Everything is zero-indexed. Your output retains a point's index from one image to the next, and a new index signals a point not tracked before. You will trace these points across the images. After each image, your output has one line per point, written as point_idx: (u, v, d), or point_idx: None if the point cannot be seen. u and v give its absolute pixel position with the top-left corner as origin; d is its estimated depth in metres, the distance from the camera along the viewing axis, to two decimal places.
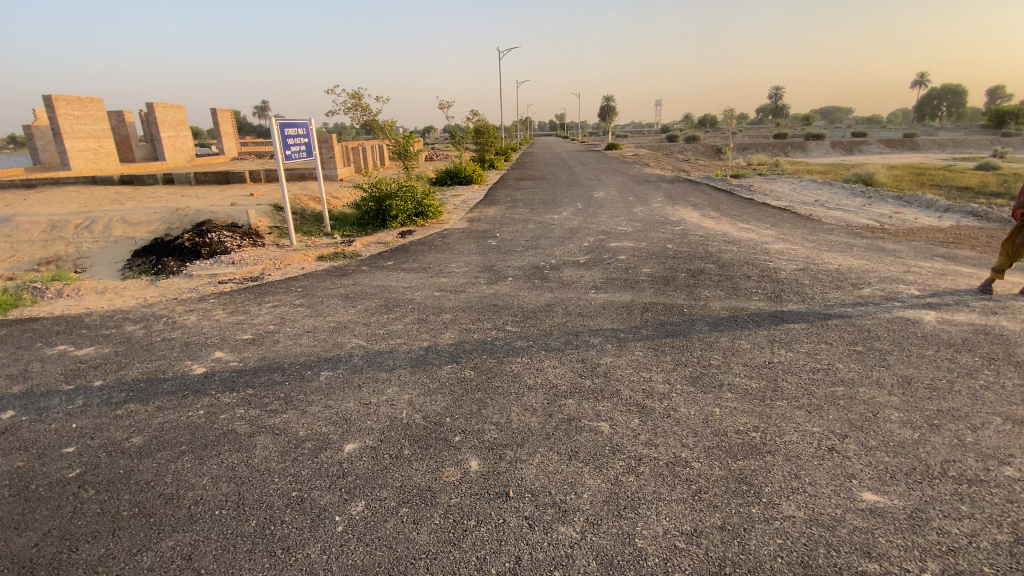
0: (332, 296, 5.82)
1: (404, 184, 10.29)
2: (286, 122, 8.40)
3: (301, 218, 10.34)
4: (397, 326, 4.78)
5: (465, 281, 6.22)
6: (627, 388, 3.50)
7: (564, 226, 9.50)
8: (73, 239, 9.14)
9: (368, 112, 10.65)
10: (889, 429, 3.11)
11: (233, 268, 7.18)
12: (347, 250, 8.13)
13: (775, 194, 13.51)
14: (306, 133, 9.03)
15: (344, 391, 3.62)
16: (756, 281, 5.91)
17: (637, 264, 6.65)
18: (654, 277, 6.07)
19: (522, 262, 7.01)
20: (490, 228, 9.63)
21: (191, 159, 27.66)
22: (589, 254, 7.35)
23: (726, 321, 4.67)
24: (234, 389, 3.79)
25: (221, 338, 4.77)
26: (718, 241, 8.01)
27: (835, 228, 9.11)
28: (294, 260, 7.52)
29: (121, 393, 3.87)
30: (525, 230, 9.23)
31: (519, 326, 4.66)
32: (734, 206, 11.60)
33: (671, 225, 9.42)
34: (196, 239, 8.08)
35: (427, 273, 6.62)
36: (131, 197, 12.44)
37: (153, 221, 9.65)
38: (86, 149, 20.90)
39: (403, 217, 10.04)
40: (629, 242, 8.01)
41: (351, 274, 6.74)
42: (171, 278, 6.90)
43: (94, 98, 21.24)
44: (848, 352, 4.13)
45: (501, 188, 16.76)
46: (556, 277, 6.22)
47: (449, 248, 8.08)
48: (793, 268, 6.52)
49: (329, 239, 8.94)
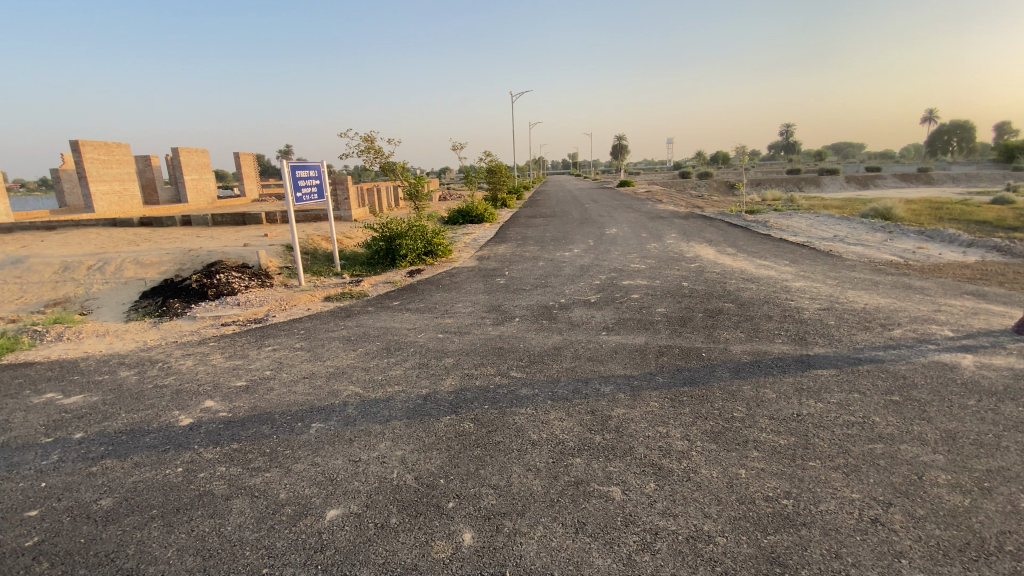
0: (333, 339, 5.63)
1: (414, 223, 10.26)
2: (297, 165, 8.47)
3: (311, 258, 10.33)
4: (397, 372, 4.54)
5: (470, 322, 6.00)
6: (641, 445, 3.19)
7: (575, 264, 9.30)
8: (85, 281, 9.22)
9: (380, 153, 10.76)
10: (938, 495, 2.73)
11: (238, 309, 7.08)
12: (353, 290, 8.01)
13: (792, 229, 13.19)
14: (317, 175, 9.08)
15: (332, 447, 3.36)
16: (778, 322, 5.59)
17: (650, 304, 6.38)
18: (668, 318, 5.77)
19: (531, 301, 6.79)
20: (499, 266, 9.47)
21: (212, 201, 28.53)
22: (600, 292, 7.11)
23: (748, 367, 4.35)
24: (218, 443, 3.56)
25: (214, 386, 4.59)
26: (734, 278, 7.72)
27: (857, 264, 8.76)
28: (300, 301, 7.41)
29: (101, 446, 3.67)
30: (534, 268, 9.04)
31: (525, 371, 4.40)
32: (750, 242, 11.33)
33: (685, 262, 9.17)
34: (203, 281, 8.06)
35: (433, 314, 6.43)
36: (148, 239, 12.66)
37: (165, 262, 9.72)
38: (111, 192, 21.69)
39: (412, 256, 9.96)
40: (641, 280, 7.77)
41: (355, 315, 6.57)
42: (174, 320, 6.82)
43: (121, 144, 22.24)
44: (884, 402, 3.76)
45: (512, 226, 16.78)
46: (565, 317, 5.98)
47: (457, 287, 7.90)
48: (816, 307, 6.18)
49: (337, 279, 8.85)
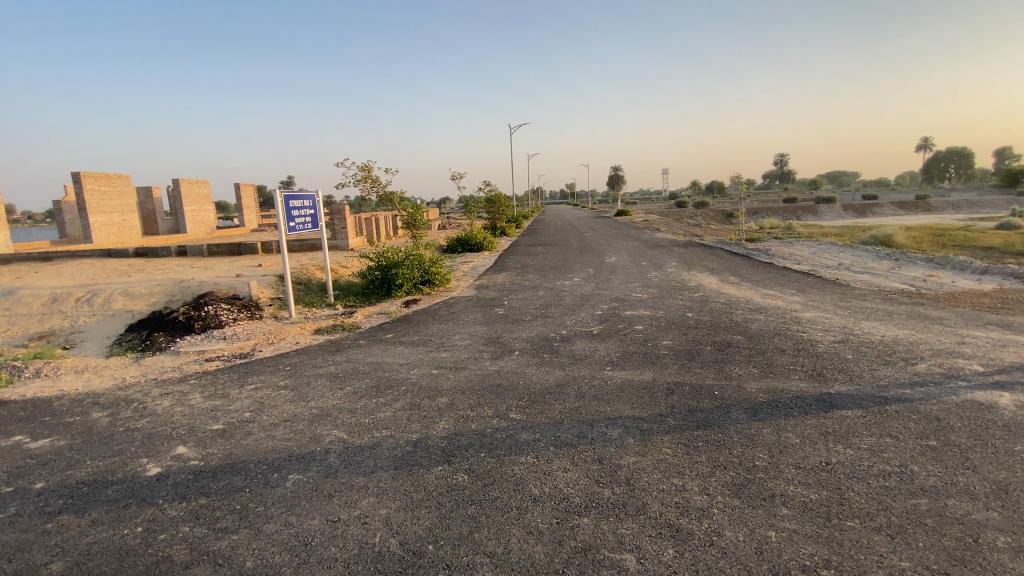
0: (321, 376, 5.30)
1: (411, 253, 10.05)
2: (291, 194, 8.28)
3: (305, 289, 10.06)
4: (386, 414, 4.20)
5: (467, 356, 5.67)
6: (655, 501, 2.84)
7: (576, 293, 9.03)
8: (71, 313, 8.93)
9: (377, 183, 10.63)
10: (1001, 564, 2.37)
11: (224, 343, 6.76)
12: (346, 322, 7.71)
13: (797, 257, 12.99)
14: (312, 205, 8.89)
15: (310, 504, 3.00)
16: (793, 356, 5.28)
17: (656, 335, 6.07)
18: (676, 351, 5.46)
19: (531, 333, 6.48)
20: (498, 296, 9.19)
21: (211, 231, 28.50)
22: (603, 323, 6.81)
23: (766, 408, 4.01)
24: (185, 498, 3.20)
25: (189, 429, 4.23)
26: (742, 308, 7.44)
27: (867, 293, 8.50)
28: (290, 334, 7.10)
29: (59, 499, 3.31)
30: (534, 298, 8.76)
31: (525, 411, 4.06)
32: (755, 270, 11.10)
33: (690, 291, 8.91)
34: (191, 313, 7.77)
35: (427, 347, 6.10)
36: (141, 270, 12.43)
37: (155, 293, 9.45)
38: (110, 223, 21.65)
39: (409, 286, 9.69)
40: (646, 310, 7.48)
41: (346, 349, 6.26)
42: (157, 355, 6.50)
43: (122, 175, 22.31)
44: (920, 449, 3.43)
45: (511, 254, 16.60)
46: (567, 350, 5.66)
47: (454, 318, 7.60)
48: (831, 340, 5.88)
49: (330, 310, 8.56)
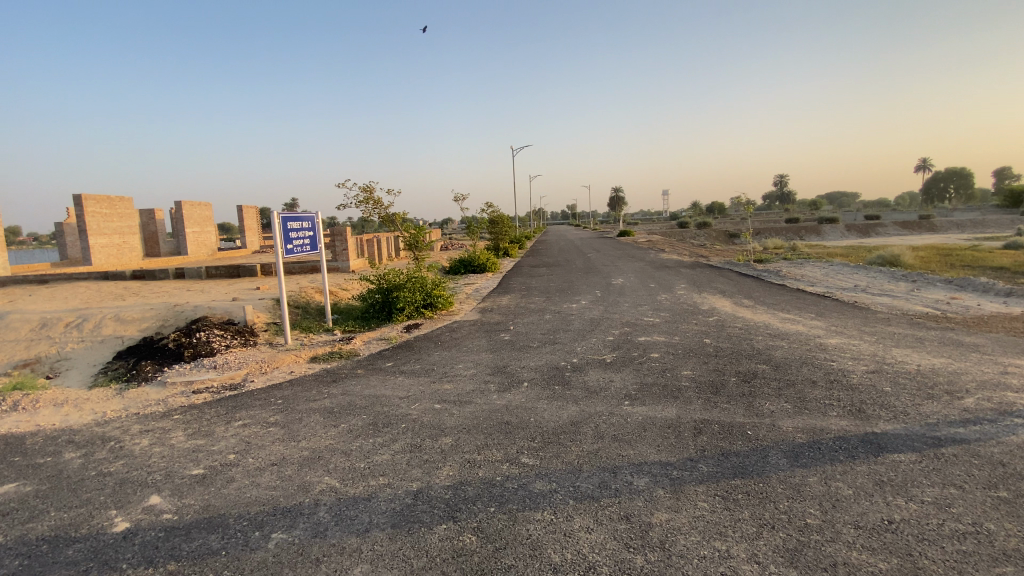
0: (314, 411, 4.89)
1: (413, 275, 9.71)
2: (290, 216, 7.98)
3: (303, 313, 9.71)
4: (384, 457, 3.79)
5: (472, 387, 5.27)
6: (698, 572, 2.41)
7: (585, 317, 8.65)
8: (59, 339, 8.56)
9: (379, 204, 10.36)
10: None
11: (213, 373, 6.37)
12: (344, 349, 7.33)
13: (809, 279, 12.64)
14: (311, 227, 8.59)
15: (293, 572, 2.58)
16: (826, 389, 4.88)
17: (675, 365, 5.67)
18: (698, 383, 5.07)
19: (540, 361, 6.09)
20: (504, 320, 8.82)
21: (212, 253, 28.34)
22: (616, 350, 6.43)
23: (808, 452, 3.60)
24: (153, 562, 2.77)
25: (166, 474, 3.81)
26: (762, 334, 7.06)
27: (891, 317, 8.12)
28: (284, 363, 6.71)
29: (11, 561, 2.87)
30: (541, 322, 8.38)
31: (538, 455, 3.64)
32: (769, 293, 10.74)
33: (704, 315, 8.53)
34: (182, 340, 7.39)
35: (429, 377, 5.71)
36: (136, 293, 12.10)
37: (147, 318, 9.10)
38: (110, 245, 21.44)
39: (410, 309, 9.33)
40: (660, 336, 7.09)
41: (343, 379, 5.86)
42: (142, 387, 6.11)
43: (124, 197, 22.23)
44: (992, 502, 3.01)
45: (515, 275, 16.29)
46: (580, 381, 5.26)
47: (457, 344, 7.21)
48: (863, 370, 5.49)
49: (327, 336, 8.18)
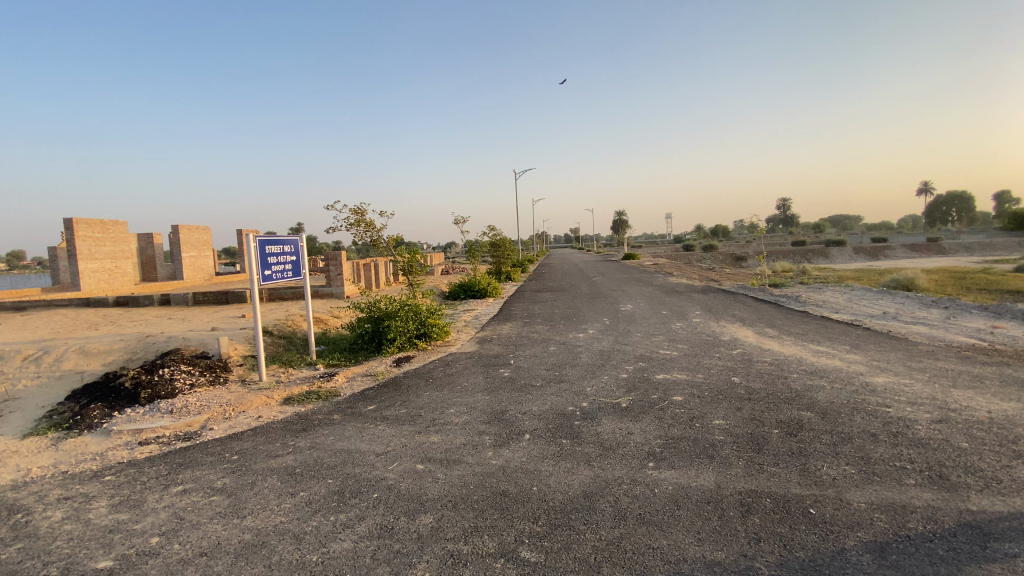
0: (271, 473, 4.06)
1: (406, 302, 8.93)
2: (268, 240, 7.18)
3: (285, 345, 8.93)
4: (344, 546, 2.95)
5: (464, 439, 4.44)
6: None
7: (593, 349, 7.83)
8: (14, 375, 7.80)
9: (371, 227, 9.65)
10: None
11: (168, 419, 5.55)
12: (323, 387, 6.49)
13: (832, 305, 11.80)
14: (294, 251, 7.75)
15: None
16: (891, 446, 4.02)
17: (702, 412, 4.83)
18: (734, 437, 4.22)
19: (543, 405, 5.25)
20: (504, 352, 7.99)
21: (209, 277, 27.81)
22: (631, 392, 5.59)
23: (897, 546, 2.74)
24: None
25: (64, 568, 2.98)
26: (796, 372, 6.20)
27: (935, 350, 7.26)
28: (251, 406, 5.88)
29: None
30: (545, 355, 7.55)
31: (542, 548, 2.79)
32: (792, 320, 9.90)
33: (725, 348, 7.70)
34: (141, 379, 6.60)
35: (414, 425, 4.87)
36: (113, 322, 11.40)
37: (113, 351, 8.35)
38: (101, 270, 20.87)
39: (401, 340, 8.51)
40: (680, 373, 6.26)
41: (314, 428, 5.03)
42: (85, 436, 5.31)
43: (118, 221, 21.82)
44: None
45: (518, 300, 15.53)
46: (592, 432, 4.43)
47: (450, 382, 6.38)
48: (927, 418, 4.63)
49: (308, 371, 7.36)
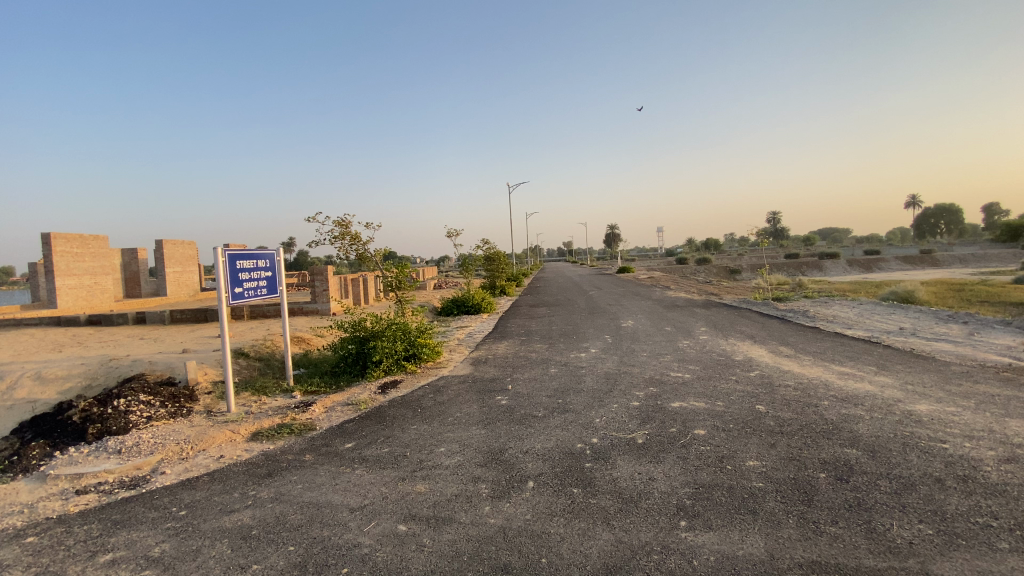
0: (223, 536, 3.34)
1: (393, 321, 8.23)
2: (240, 254, 6.48)
3: (261, 370, 8.18)
4: None
5: (456, 488, 3.75)
6: None
7: (598, 371, 7.17)
8: None
9: (357, 239, 8.99)
10: None
11: (115, 462, 4.79)
12: (298, 420, 5.76)
13: (844, 320, 11.23)
14: (270, 266, 7.06)
15: None
16: (966, 497, 3.38)
17: (732, 452, 4.18)
18: (776, 485, 3.58)
19: (548, 441, 4.57)
20: (500, 375, 7.31)
21: (195, 293, 26.95)
22: (647, 423, 4.93)
23: None
24: None
25: None
26: (827, 398, 5.58)
27: (971, 372, 6.68)
28: (213, 444, 5.14)
29: None
30: (546, 379, 6.88)
31: None
32: (806, 338, 9.32)
33: (742, 369, 7.08)
34: (93, 411, 5.84)
35: (398, 470, 4.17)
36: (78, 343, 10.57)
37: (71, 377, 7.56)
38: (78, 287, 19.91)
39: (388, 362, 7.77)
40: (697, 400, 5.62)
41: (281, 474, 4.31)
42: (14, 483, 4.54)
43: (99, 236, 21.01)
44: None
45: (513, 316, 14.87)
46: (608, 478, 3.76)
47: (441, 412, 5.67)
48: (993, 458, 4.00)
49: (283, 400, 6.62)
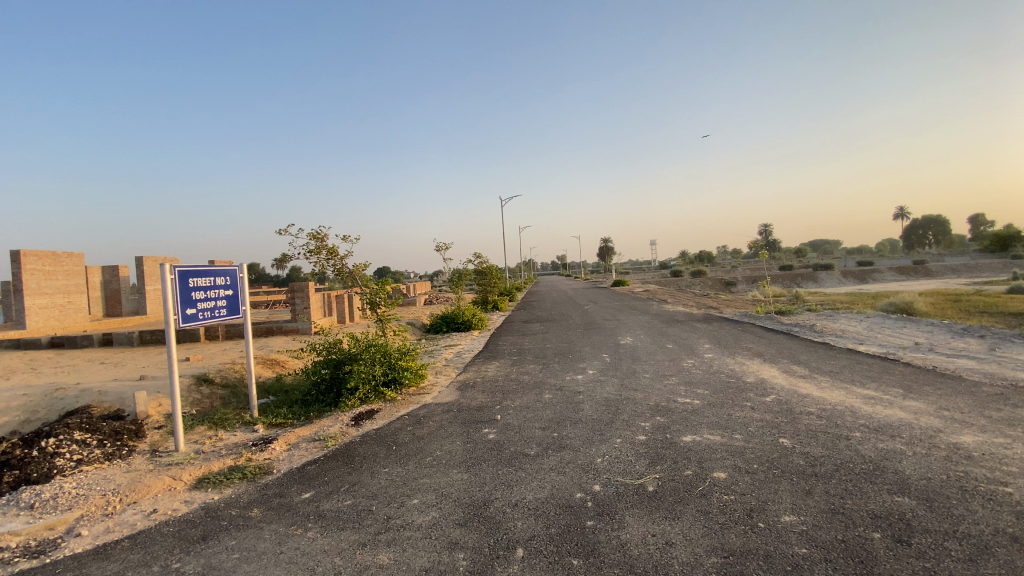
0: None
1: (372, 342, 7.48)
2: (194, 270, 5.77)
3: (225, 400, 7.41)
4: None
5: (425, 559, 3.01)
6: None
7: (597, 397, 6.47)
8: None
9: (333, 253, 8.27)
10: None
11: (24, 520, 4.03)
12: (253, 462, 4.99)
13: (855, 335, 10.60)
14: (232, 284, 6.34)
15: None
16: None
17: (761, 504, 3.48)
18: (824, 553, 2.88)
19: (540, 489, 3.85)
20: (488, 402, 6.58)
21: None
22: (656, 464, 4.23)
23: None
24: None
25: None
26: (858, 430, 4.90)
27: (1008, 393, 6.03)
28: (148, 496, 4.39)
29: None
30: (539, 406, 6.16)
31: None
32: (818, 355, 8.68)
33: (755, 393, 6.40)
34: (15, 454, 5.07)
35: (359, 532, 3.42)
36: (32, 369, 9.74)
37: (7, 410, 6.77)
38: (50, 306, 18.92)
39: (365, 388, 6.99)
40: (711, 433, 4.93)
41: (217, 537, 3.56)
42: None
43: (75, 253, 20.10)
44: None
45: (505, 333, 14.15)
46: (615, 543, 3.05)
47: (419, 451, 4.93)
48: None
49: (243, 435, 5.86)
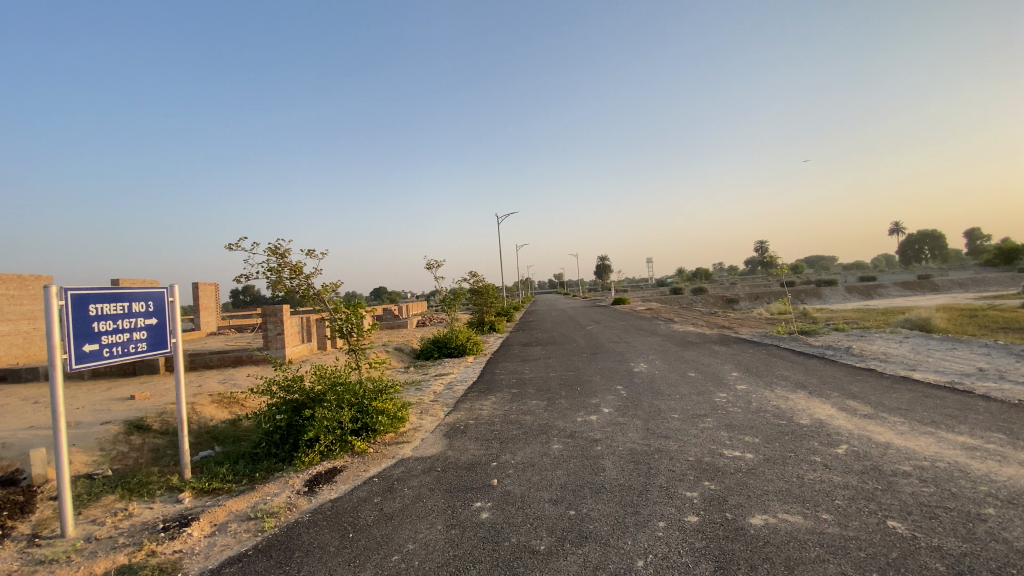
0: None
1: (339, 380, 6.11)
2: (99, 295, 4.48)
3: (158, 455, 6.03)
4: None
5: None
6: None
7: (620, 448, 5.12)
8: None
9: (297, 270, 6.98)
10: None
11: None
12: (153, 559, 3.58)
13: (902, 359, 9.27)
14: (156, 312, 5.04)
15: None
16: None
17: None
18: None
19: None
20: (481, 455, 5.22)
21: None
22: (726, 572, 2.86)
23: None
24: None
25: None
26: (990, 506, 3.55)
27: None
28: None
29: None
30: (546, 463, 4.81)
31: None
32: (871, 386, 7.35)
33: (819, 440, 5.07)
34: None
35: None
36: None
37: None
38: (13, 334, 17.27)
39: (327, 439, 5.60)
40: (786, 510, 3.59)
41: None
42: None
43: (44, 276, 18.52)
44: None
45: (503, 360, 12.79)
46: None
47: (383, 543, 3.53)
48: None
49: (161, 511, 4.47)
